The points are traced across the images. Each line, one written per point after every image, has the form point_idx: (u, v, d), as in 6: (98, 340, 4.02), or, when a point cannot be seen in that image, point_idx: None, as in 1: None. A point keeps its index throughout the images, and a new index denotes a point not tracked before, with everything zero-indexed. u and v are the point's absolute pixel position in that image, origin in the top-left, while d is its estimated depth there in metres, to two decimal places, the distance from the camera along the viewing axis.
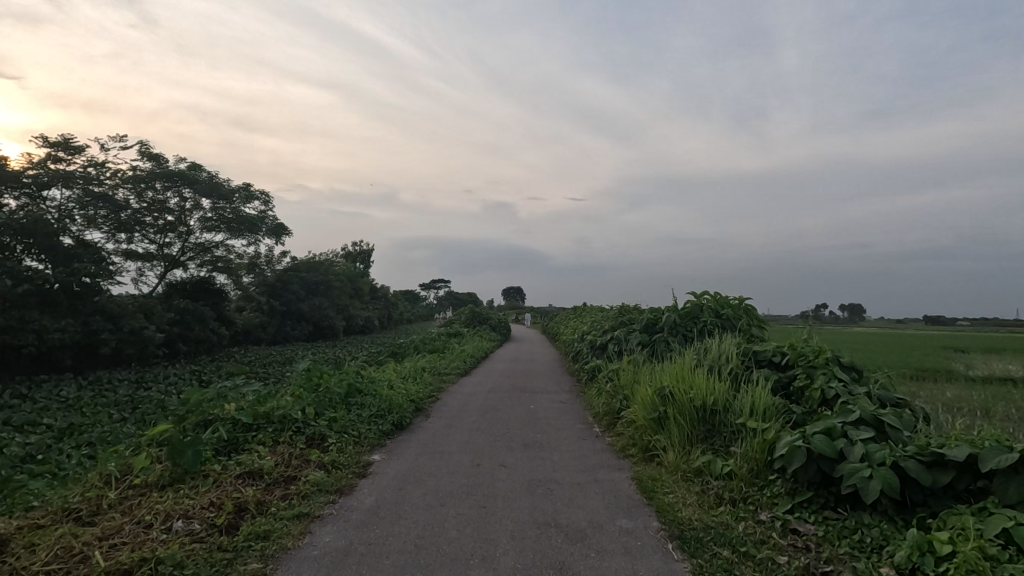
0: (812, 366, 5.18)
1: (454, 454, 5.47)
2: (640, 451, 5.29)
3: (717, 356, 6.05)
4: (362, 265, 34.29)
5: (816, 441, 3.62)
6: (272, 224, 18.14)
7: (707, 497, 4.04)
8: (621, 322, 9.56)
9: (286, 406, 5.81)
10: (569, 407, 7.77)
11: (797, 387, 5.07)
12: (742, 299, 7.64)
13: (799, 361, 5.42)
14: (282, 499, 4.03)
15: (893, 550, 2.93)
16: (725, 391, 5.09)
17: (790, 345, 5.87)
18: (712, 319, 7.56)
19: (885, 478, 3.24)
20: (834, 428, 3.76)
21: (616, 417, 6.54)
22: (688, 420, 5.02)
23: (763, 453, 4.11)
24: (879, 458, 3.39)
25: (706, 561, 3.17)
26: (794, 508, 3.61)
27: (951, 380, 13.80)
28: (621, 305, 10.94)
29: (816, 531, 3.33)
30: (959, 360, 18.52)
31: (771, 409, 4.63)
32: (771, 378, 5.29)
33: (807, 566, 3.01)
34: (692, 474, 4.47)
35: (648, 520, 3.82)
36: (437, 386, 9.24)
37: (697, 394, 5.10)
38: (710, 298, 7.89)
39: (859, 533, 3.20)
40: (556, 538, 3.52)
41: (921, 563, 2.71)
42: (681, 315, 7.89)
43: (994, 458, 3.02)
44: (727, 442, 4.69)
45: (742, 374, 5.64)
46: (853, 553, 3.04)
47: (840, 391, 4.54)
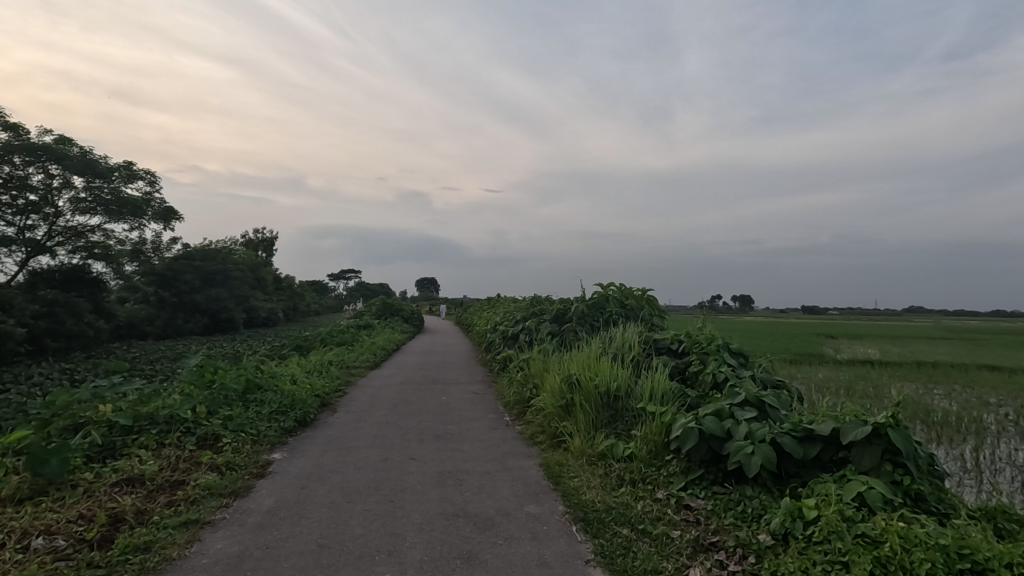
0: (704, 353, 5.58)
1: (362, 449, 5.32)
2: (548, 438, 5.42)
3: (621, 344, 6.34)
4: (265, 253, 32.32)
5: (707, 423, 3.91)
6: (159, 208, 16.58)
7: (609, 479, 4.23)
8: (532, 313, 9.78)
9: (173, 405, 5.35)
10: (480, 397, 7.83)
11: (691, 372, 5.44)
12: (644, 290, 8.06)
13: (693, 348, 5.83)
14: (166, 506, 3.71)
15: (769, 518, 3.21)
16: (627, 378, 5.36)
17: (686, 333, 6.29)
18: (616, 309, 7.92)
19: (765, 452, 3.55)
20: (722, 410, 4.09)
21: (526, 405, 6.68)
22: (593, 406, 5.22)
23: (660, 435, 4.37)
24: (759, 436, 3.71)
25: (607, 540, 3.31)
26: (687, 485, 3.87)
27: (821, 363, 15.44)
28: (532, 296, 11.15)
29: (705, 505, 3.59)
30: (829, 345, 20.79)
31: (668, 393, 4.94)
32: (668, 364, 5.63)
33: (696, 539, 3.24)
34: (595, 457, 4.66)
35: (554, 504, 3.93)
36: (345, 380, 8.92)
37: (602, 381, 5.33)
38: (616, 289, 8.26)
39: (742, 504, 3.48)
40: (464, 527, 3.53)
41: (792, 528, 3.00)
42: (589, 305, 8.18)
43: (852, 431, 3.41)
44: (629, 425, 4.95)
45: (643, 361, 5.96)
46: (736, 523, 3.30)
47: (728, 374, 4.93)
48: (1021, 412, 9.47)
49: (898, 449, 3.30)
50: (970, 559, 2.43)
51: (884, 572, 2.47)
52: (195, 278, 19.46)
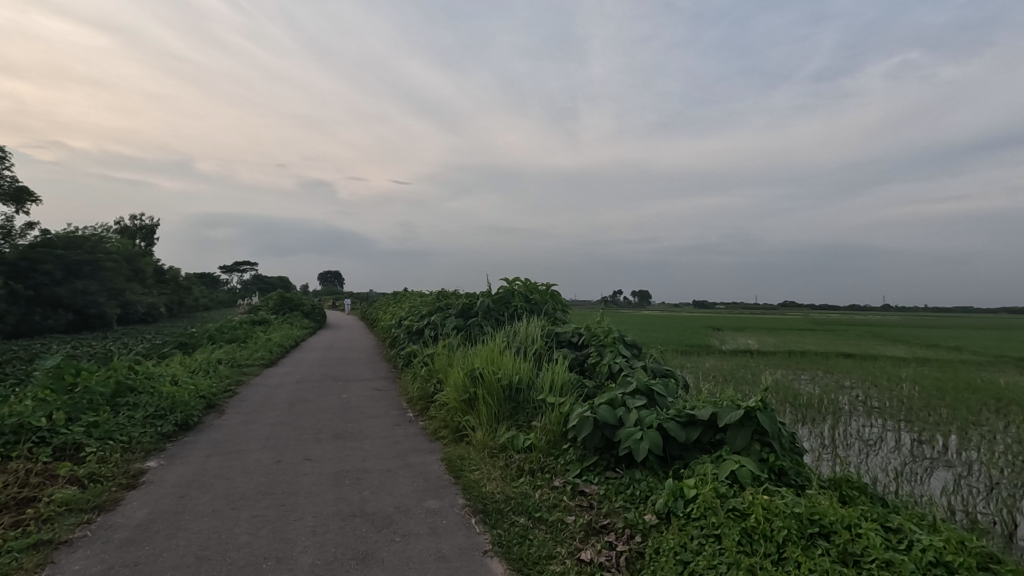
0: (602, 345, 5.85)
1: (252, 452, 5.01)
2: (450, 432, 5.41)
3: (524, 337, 6.47)
4: (144, 242, 29.36)
5: (601, 412, 4.12)
6: (10, 187, 14.50)
7: (509, 470, 4.31)
8: (438, 307, 9.69)
9: (23, 411, 4.71)
10: (383, 394, 7.65)
11: (589, 363, 5.69)
12: (548, 285, 8.28)
13: (592, 341, 6.09)
14: (10, 528, 3.26)
15: (654, 499, 3.43)
16: (529, 371, 5.49)
17: (586, 326, 6.55)
18: (521, 304, 8.08)
19: (652, 438, 3.80)
20: (615, 399, 4.32)
21: (429, 401, 6.62)
22: (496, 399, 5.29)
23: (558, 425, 4.52)
24: (648, 422, 3.95)
25: (505, 530, 3.38)
26: (582, 472, 4.03)
27: (708, 353, 16.74)
28: (438, 290, 11.04)
29: (598, 490, 3.77)
30: (716, 337, 22.61)
31: (566, 384, 5.13)
32: (568, 356, 5.83)
33: (589, 522, 3.39)
34: (497, 449, 4.73)
35: (454, 498, 3.94)
36: (235, 379, 8.34)
37: (504, 374, 5.41)
38: (521, 284, 8.40)
39: (631, 487, 3.69)
40: (361, 527, 3.44)
41: (674, 506, 3.22)
42: (494, 300, 8.25)
43: (728, 415, 3.74)
44: (529, 417, 5.08)
45: (545, 354, 6.13)
46: (626, 505, 3.50)
47: (622, 365, 5.21)
48: (868, 393, 10.89)
49: (766, 430, 3.67)
50: (818, 523, 2.74)
51: (749, 541, 2.72)
52: (57, 269, 17.25)
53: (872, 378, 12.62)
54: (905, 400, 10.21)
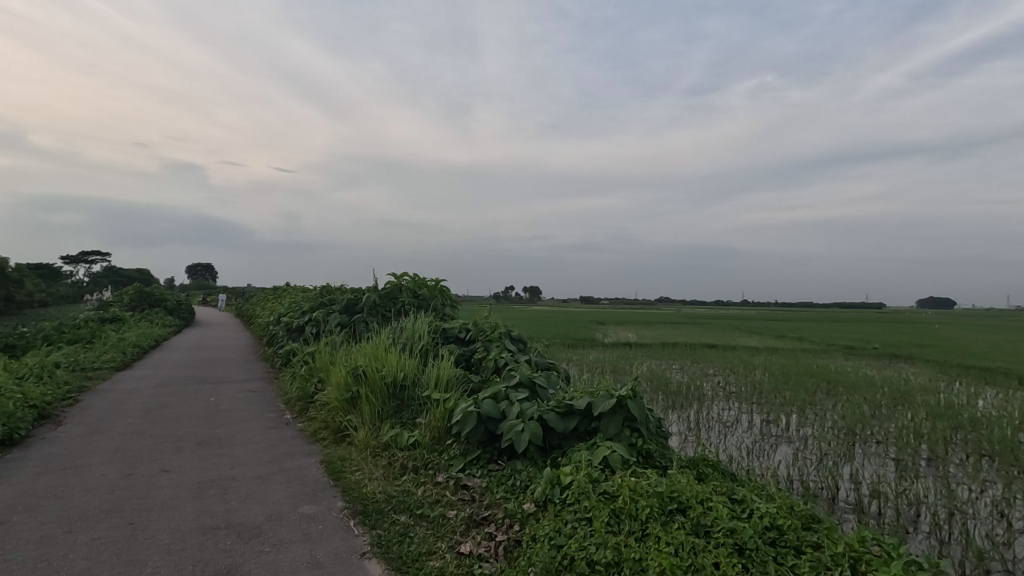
0: (488, 340, 5.96)
1: (96, 466, 4.44)
2: (331, 433, 5.18)
3: (411, 333, 6.39)
4: None
5: (485, 406, 4.19)
6: None
7: (392, 469, 4.24)
8: (321, 303, 9.23)
9: None
10: (259, 396, 7.15)
11: (475, 359, 5.75)
12: (437, 280, 8.25)
13: (479, 336, 6.17)
14: None
15: (533, 487, 3.56)
16: (414, 368, 5.44)
17: (473, 321, 6.62)
18: (409, 300, 7.97)
19: (532, 429, 3.93)
20: (498, 393, 4.42)
21: (309, 401, 6.29)
22: (379, 397, 5.16)
23: (443, 421, 4.53)
24: (529, 414, 4.09)
25: (385, 530, 3.31)
26: (466, 466, 4.07)
27: (593, 346, 17.66)
28: (322, 285, 10.52)
29: (481, 483, 3.82)
30: (600, 331, 23.94)
31: (452, 379, 5.16)
32: (455, 352, 5.86)
33: (470, 515, 3.43)
34: (380, 448, 4.61)
35: (332, 501, 3.78)
36: (77, 386, 7.31)
37: (388, 372, 5.30)
38: (409, 280, 8.27)
39: (512, 478, 3.79)
40: (225, 540, 3.19)
41: (551, 493, 3.37)
42: (381, 295, 8.04)
43: (602, 404, 3.98)
44: (414, 414, 5.03)
45: (431, 351, 6.09)
46: (506, 496, 3.59)
47: (507, 359, 5.34)
48: (728, 380, 12.15)
49: (635, 417, 3.95)
50: (677, 500, 3.00)
51: (617, 521, 2.91)
52: None
53: (731, 366, 14.07)
54: (757, 384, 11.51)
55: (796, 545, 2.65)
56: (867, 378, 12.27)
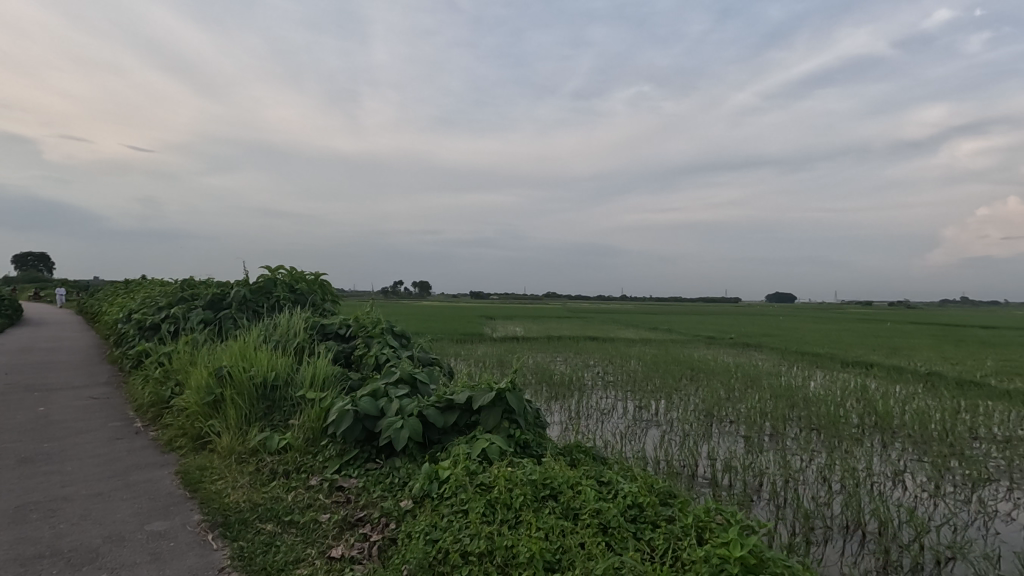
0: (370, 336, 5.78)
1: None
2: (190, 441, 4.72)
3: (285, 330, 6.01)
4: None
5: (362, 404, 4.07)
6: None
7: (260, 475, 3.96)
8: (183, 299, 8.39)
9: None
10: (102, 403, 6.31)
11: (356, 356, 5.57)
12: (316, 274, 7.85)
13: (360, 332, 5.97)
14: None
15: (411, 484, 3.52)
16: (287, 367, 5.12)
17: (354, 317, 6.38)
18: (285, 295, 7.50)
19: (412, 426, 3.89)
20: (377, 390, 4.32)
21: (164, 407, 5.67)
22: (247, 399, 4.80)
23: (318, 421, 4.32)
24: (408, 410, 4.04)
25: (248, 541, 3.09)
26: (342, 467, 3.91)
27: (481, 341, 17.84)
28: (183, 278, 9.53)
29: (357, 483, 3.70)
30: (488, 325, 24.25)
31: (329, 378, 4.93)
32: (333, 349, 5.61)
33: (344, 517, 3.31)
34: (246, 454, 4.29)
35: (188, 515, 3.45)
36: None
37: (258, 371, 4.94)
38: (285, 273, 7.79)
39: (390, 476, 3.72)
40: (50, 569, 2.78)
41: (429, 489, 3.35)
42: (252, 290, 7.47)
43: (481, 397, 4.04)
44: (286, 416, 4.74)
45: (308, 348, 5.78)
46: (384, 494, 3.51)
47: (389, 355, 5.22)
48: (606, 370, 12.90)
49: (513, 408, 4.05)
50: (550, 487, 3.13)
51: (492, 511, 2.97)
52: None
53: (609, 357, 14.97)
54: (631, 373, 12.37)
55: (653, 520, 2.88)
56: (724, 365, 13.69)
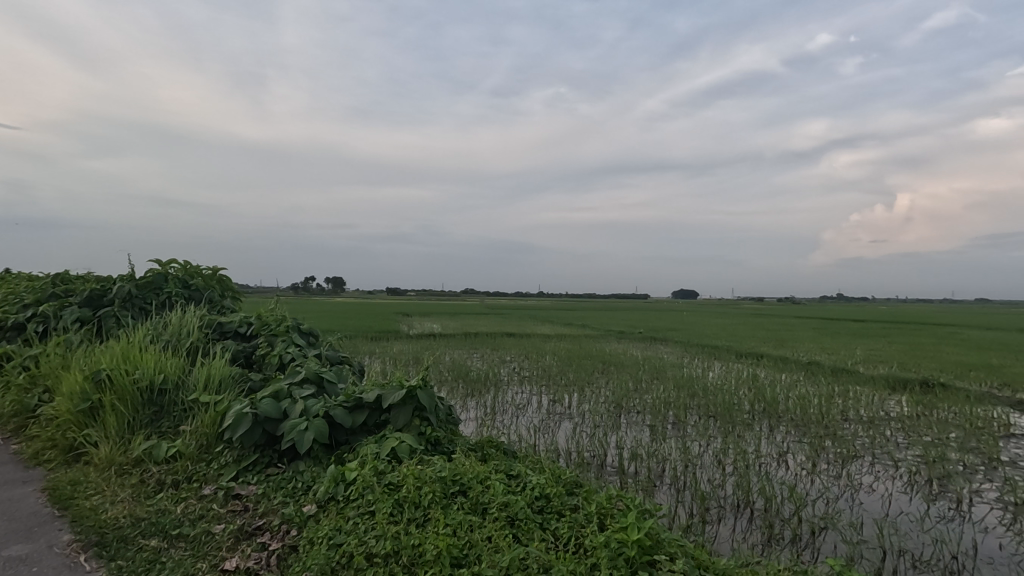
0: (273, 335, 5.48)
1: None
2: (61, 453, 4.24)
3: (177, 329, 5.55)
4: None
5: (263, 406, 3.85)
6: None
7: (144, 487, 3.63)
8: (55, 295, 7.52)
9: None
10: None
11: (257, 355, 5.26)
12: (214, 269, 7.33)
13: (262, 331, 5.64)
14: None
15: (315, 488, 3.37)
16: (178, 369, 4.74)
17: (256, 315, 6.02)
18: (177, 291, 6.93)
19: (317, 427, 3.72)
20: (280, 391, 4.11)
21: (30, 417, 5.05)
22: (131, 405, 4.39)
23: (213, 426, 4.04)
24: (314, 411, 3.87)
25: (128, 560, 2.83)
26: (239, 474, 3.68)
27: (397, 338, 17.50)
28: (55, 272, 8.53)
29: (256, 490, 3.49)
30: (404, 322, 23.79)
31: (226, 380, 4.62)
32: (231, 349, 5.27)
33: (241, 527, 3.12)
34: (129, 465, 3.92)
35: (57, 536, 3.10)
36: None
37: (143, 374, 4.53)
38: (177, 268, 7.20)
39: (293, 480, 3.55)
40: None
41: (334, 492, 3.24)
42: (139, 285, 6.83)
43: (392, 396, 3.96)
44: (177, 422, 4.39)
45: (204, 349, 5.39)
46: (285, 500, 3.34)
47: (294, 354, 4.98)
48: (522, 365, 13.12)
49: (424, 406, 4.00)
50: (460, 484, 3.13)
51: (400, 510, 2.92)
52: None
53: (525, 352, 15.22)
54: (546, 368, 12.66)
55: (559, 509, 2.97)
56: (633, 358, 14.38)
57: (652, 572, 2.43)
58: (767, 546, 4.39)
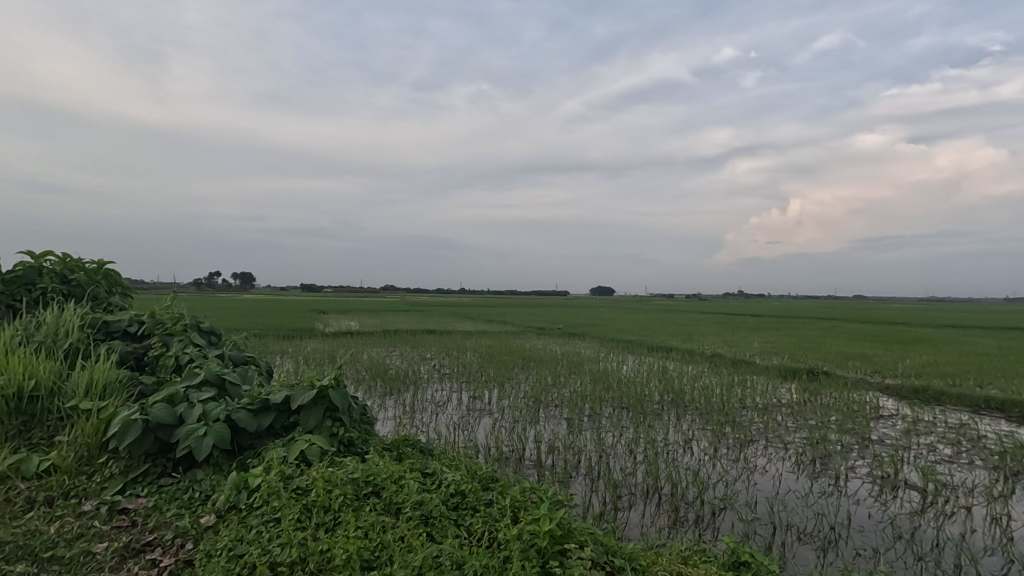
0: (169, 334, 5.06)
1: None
2: None
3: (52, 328, 4.98)
4: None
5: (155, 412, 3.55)
6: None
7: (9, 507, 3.22)
8: None
9: None
10: None
11: (150, 357, 4.84)
12: (99, 263, 6.66)
13: (156, 330, 5.20)
14: None
15: (215, 497, 3.16)
16: (53, 373, 4.25)
17: (149, 312, 5.53)
18: (54, 286, 6.22)
19: (218, 432, 3.49)
20: (175, 395, 3.81)
21: None
22: None
23: (96, 435, 3.66)
24: (214, 415, 3.62)
25: None
26: (126, 486, 3.37)
27: (310, 337, 16.76)
28: None
29: (146, 503, 3.22)
30: (319, 320, 22.82)
31: (112, 384, 4.22)
32: (118, 350, 4.81)
33: (127, 544, 2.85)
34: None
35: None
36: None
37: (9, 380, 4.02)
38: (54, 261, 6.46)
39: (190, 491, 3.30)
40: None
41: (236, 501, 3.05)
42: (6, 279, 6.06)
43: (301, 397, 3.78)
44: (52, 432, 3.95)
45: (86, 350, 4.87)
46: (180, 512, 3.10)
47: (192, 355, 4.63)
48: (442, 362, 13.02)
49: (337, 406, 3.86)
50: (373, 485, 3.05)
51: (308, 515, 2.81)
52: None
53: (446, 349, 15.11)
54: (466, 365, 12.65)
55: (473, 505, 2.98)
56: (552, 354, 14.71)
57: (564, 560, 2.50)
58: (673, 528, 4.63)
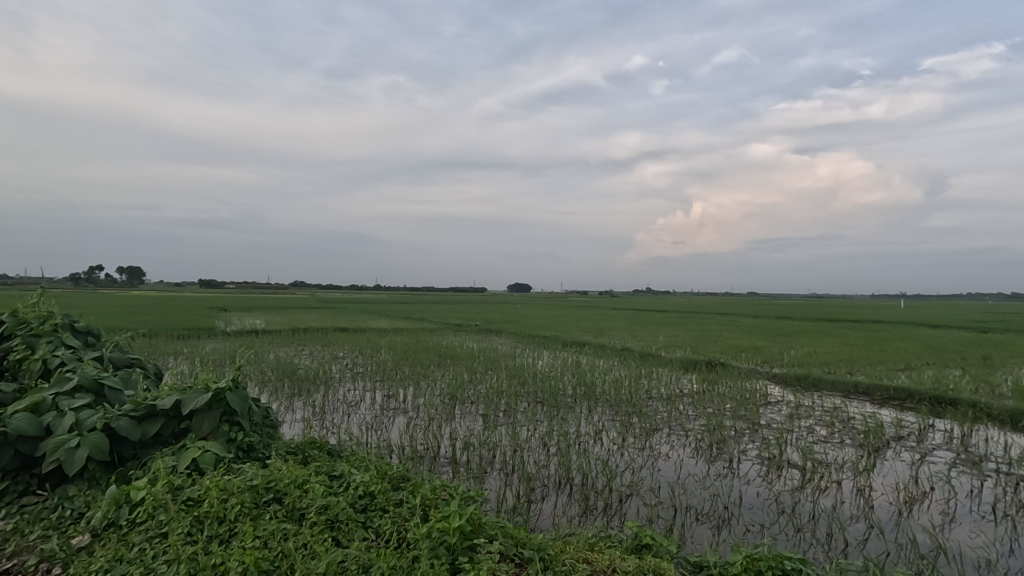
0: (35, 335, 4.50)
1: None
2: None
3: None
4: None
5: (15, 423, 3.14)
6: None
7: None
8: None
9: None
10: None
11: (11, 361, 4.27)
12: None
13: (19, 331, 4.59)
14: None
15: (90, 515, 2.85)
16: None
17: (11, 310, 4.88)
18: None
19: (94, 443, 3.14)
20: (42, 403, 3.39)
21: None
22: None
23: None
24: (89, 424, 3.26)
25: None
26: None
27: (209, 336, 15.60)
28: None
29: (4, 526, 2.84)
30: (220, 318, 21.30)
31: None
32: None
33: None
34: None
35: None
36: None
37: None
38: None
39: (59, 509, 2.95)
40: None
41: (115, 517, 2.77)
42: None
43: (192, 401, 3.50)
44: None
45: None
46: (47, 533, 2.77)
47: (65, 358, 4.14)
48: (355, 361, 12.61)
49: (235, 410, 3.61)
50: (274, 492, 2.89)
51: (200, 528, 2.61)
52: None
53: (359, 348, 14.65)
54: (381, 363, 12.34)
55: (382, 506, 2.91)
56: (468, 350, 14.70)
57: (473, 556, 2.52)
58: (583, 517, 4.79)
